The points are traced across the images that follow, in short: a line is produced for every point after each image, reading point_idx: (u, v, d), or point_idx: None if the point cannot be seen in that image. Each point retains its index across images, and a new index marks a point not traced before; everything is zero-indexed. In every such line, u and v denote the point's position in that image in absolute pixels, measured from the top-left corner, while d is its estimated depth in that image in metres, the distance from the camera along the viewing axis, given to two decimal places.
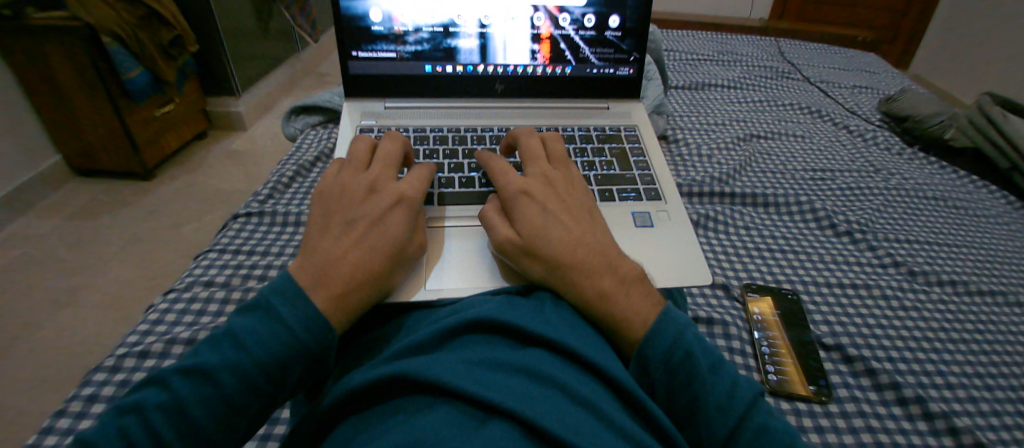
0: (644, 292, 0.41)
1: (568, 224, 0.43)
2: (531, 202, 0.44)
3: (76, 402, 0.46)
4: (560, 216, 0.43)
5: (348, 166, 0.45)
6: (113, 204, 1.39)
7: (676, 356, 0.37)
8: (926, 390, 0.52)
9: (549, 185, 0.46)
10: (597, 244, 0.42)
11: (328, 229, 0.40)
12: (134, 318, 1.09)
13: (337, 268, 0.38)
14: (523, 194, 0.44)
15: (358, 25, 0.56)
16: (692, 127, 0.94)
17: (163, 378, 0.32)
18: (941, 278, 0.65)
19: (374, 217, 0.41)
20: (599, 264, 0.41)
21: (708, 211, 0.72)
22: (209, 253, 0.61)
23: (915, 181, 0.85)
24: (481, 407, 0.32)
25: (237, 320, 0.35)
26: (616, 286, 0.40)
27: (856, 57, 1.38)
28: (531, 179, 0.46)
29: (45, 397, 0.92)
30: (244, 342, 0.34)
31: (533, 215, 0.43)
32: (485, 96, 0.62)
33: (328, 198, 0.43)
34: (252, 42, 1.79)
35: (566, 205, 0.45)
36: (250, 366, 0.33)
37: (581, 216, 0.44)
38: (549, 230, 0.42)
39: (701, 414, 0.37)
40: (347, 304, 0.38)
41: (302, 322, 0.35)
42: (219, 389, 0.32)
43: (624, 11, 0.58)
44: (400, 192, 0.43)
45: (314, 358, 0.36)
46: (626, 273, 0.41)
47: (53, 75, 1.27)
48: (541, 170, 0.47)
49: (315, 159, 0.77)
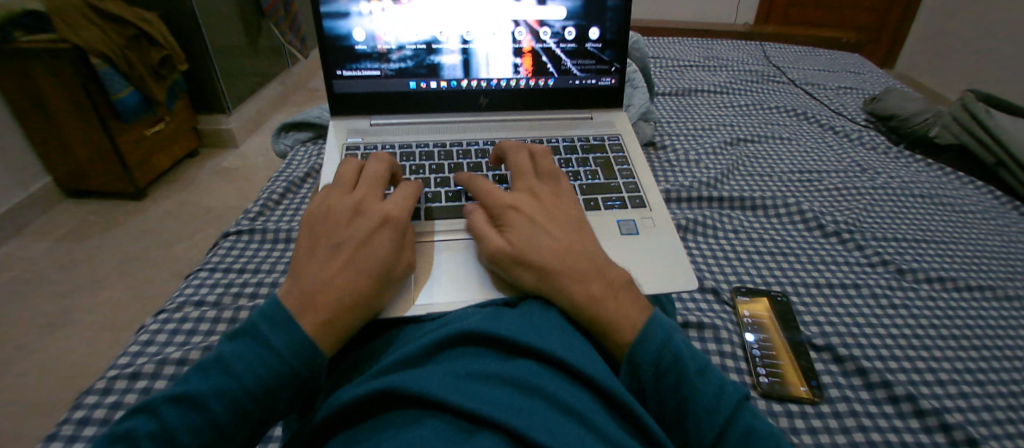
0: (632, 296, 0.42)
1: (556, 235, 0.44)
2: (519, 214, 0.45)
3: (67, 426, 0.46)
4: (548, 227, 0.44)
5: (333, 191, 0.46)
6: (105, 224, 1.39)
7: (665, 362, 0.38)
8: (917, 387, 0.53)
9: (536, 199, 0.47)
10: (585, 250, 0.43)
11: (314, 254, 0.41)
12: (128, 338, 1.09)
13: (325, 292, 0.38)
14: (511, 208, 0.45)
15: (342, 44, 0.57)
16: (680, 133, 0.96)
17: (152, 405, 0.32)
18: (928, 275, 0.66)
19: (360, 240, 0.41)
20: (587, 272, 0.41)
21: (696, 216, 0.73)
22: (199, 273, 0.62)
23: (901, 179, 0.86)
24: (470, 419, 0.32)
25: (224, 346, 0.36)
26: (605, 291, 0.41)
27: (840, 58, 1.40)
28: (519, 194, 0.47)
29: (36, 421, 0.91)
30: (232, 368, 0.34)
31: (521, 226, 0.44)
32: (470, 110, 0.63)
33: (314, 223, 0.43)
34: (242, 60, 1.80)
35: (554, 216, 0.46)
36: (237, 391, 0.33)
37: (569, 226, 0.45)
38: (538, 241, 0.43)
39: (690, 417, 0.37)
40: (336, 328, 0.38)
41: (289, 346, 0.35)
42: (207, 415, 0.32)
43: (604, 23, 0.59)
44: (386, 213, 0.43)
45: (302, 379, 0.36)
46: (613, 279, 0.42)
47: (42, 97, 1.27)
48: (527, 186, 0.48)
49: (305, 175, 0.77)
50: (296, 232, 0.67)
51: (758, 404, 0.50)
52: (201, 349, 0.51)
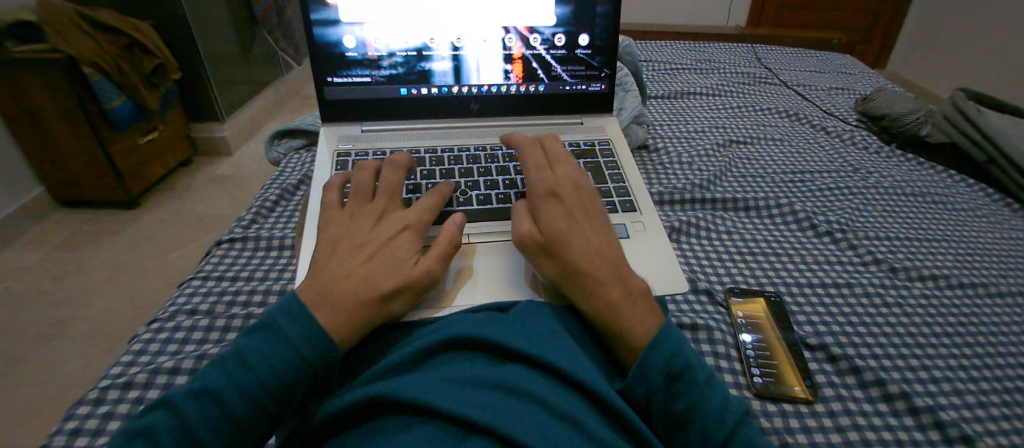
0: (648, 302, 0.42)
1: (589, 231, 0.44)
2: (557, 206, 0.44)
3: (59, 437, 0.45)
4: (582, 221, 0.44)
5: (356, 196, 0.46)
6: (98, 234, 1.39)
7: (676, 366, 0.38)
8: (910, 385, 0.53)
9: (576, 190, 0.46)
10: (612, 255, 0.43)
11: (335, 252, 0.41)
12: (122, 348, 1.08)
13: (342, 287, 0.38)
14: (551, 197, 0.45)
15: (333, 51, 0.57)
16: (672, 135, 0.96)
17: (168, 402, 0.32)
18: (921, 274, 0.66)
19: (380, 243, 0.42)
20: (612, 274, 0.42)
21: (688, 219, 0.73)
22: (192, 281, 0.61)
23: (893, 178, 0.87)
24: (460, 424, 0.32)
25: (244, 340, 0.36)
26: (624, 298, 0.41)
27: (831, 59, 1.41)
28: (561, 181, 0.46)
29: (26, 432, 0.90)
30: (250, 362, 0.34)
31: (557, 218, 0.43)
32: (462, 116, 0.63)
33: (338, 224, 0.43)
34: (236, 68, 1.80)
35: (589, 211, 0.45)
36: (255, 384, 0.33)
37: (600, 224, 0.45)
38: (573, 235, 0.43)
39: (698, 423, 0.37)
40: (352, 322, 0.38)
41: (305, 338, 0.35)
42: (224, 409, 0.32)
43: (593, 30, 0.60)
44: (409, 220, 0.44)
45: (315, 375, 0.36)
46: (633, 285, 0.42)
47: (35, 108, 1.27)
48: (572, 175, 0.47)
49: (298, 183, 0.77)
50: (290, 239, 0.67)
51: (752, 403, 0.50)
52: (194, 357, 0.51)
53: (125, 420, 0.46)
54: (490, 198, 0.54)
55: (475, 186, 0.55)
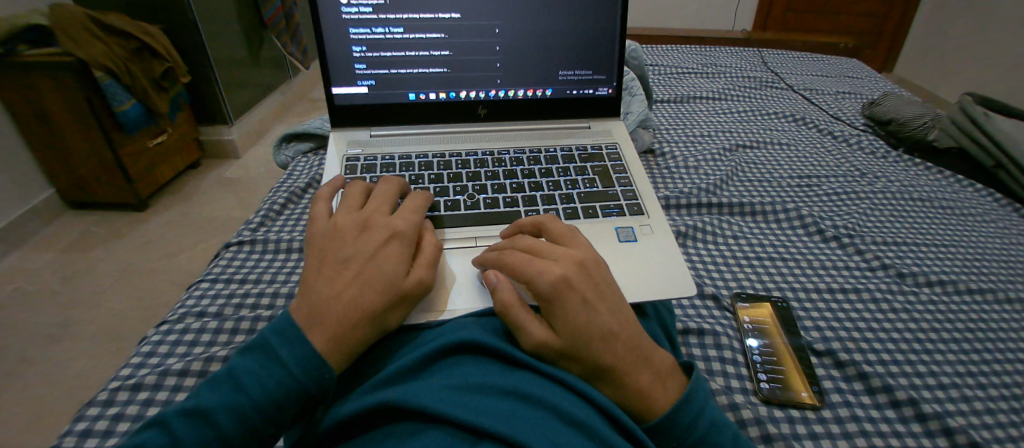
0: (669, 364, 0.41)
1: (611, 319, 0.39)
2: (571, 301, 0.38)
3: (69, 438, 0.45)
4: (601, 309, 0.39)
5: (342, 206, 0.45)
6: (107, 236, 1.40)
7: (701, 427, 0.39)
8: (918, 391, 0.53)
9: (581, 270, 0.40)
10: (631, 334, 0.39)
11: (323, 268, 0.40)
12: (130, 349, 1.09)
13: (333, 307, 0.37)
14: (560, 291, 0.38)
15: (345, 56, 0.57)
16: (680, 140, 0.96)
17: (164, 419, 0.33)
18: (930, 279, 0.65)
19: (368, 254, 0.41)
20: (641, 358, 0.39)
21: (695, 223, 0.73)
22: (202, 284, 0.62)
23: (901, 183, 0.86)
24: (471, 430, 0.32)
25: (238, 359, 0.36)
26: (653, 375, 0.39)
27: (838, 64, 1.40)
28: (564, 263, 0.40)
29: (36, 431, 0.91)
30: (243, 383, 0.34)
31: (575, 312, 0.38)
32: (469, 121, 0.63)
33: (322, 239, 0.42)
34: (244, 71, 1.81)
35: (600, 290, 0.40)
36: (248, 406, 0.34)
37: (614, 299, 0.41)
38: (599, 332, 0.38)
39: None
40: (347, 342, 0.37)
41: (300, 362, 0.35)
42: (217, 430, 0.33)
43: (602, 36, 0.61)
44: (393, 228, 0.43)
45: (312, 396, 0.36)
46: (657, 365, 0.40)
47: (46, 111, 1.28)
48: (565, 253, 0.41)
49: (306, 186, 0.78)
50: (298, 242, 0.68)
51: (759, 409, 0.50)
52: (204, 359, 0.51)
53: (134, 422, 0.47)
54: (497, 201, 0.54)
55: (483, 189, 0.55)
